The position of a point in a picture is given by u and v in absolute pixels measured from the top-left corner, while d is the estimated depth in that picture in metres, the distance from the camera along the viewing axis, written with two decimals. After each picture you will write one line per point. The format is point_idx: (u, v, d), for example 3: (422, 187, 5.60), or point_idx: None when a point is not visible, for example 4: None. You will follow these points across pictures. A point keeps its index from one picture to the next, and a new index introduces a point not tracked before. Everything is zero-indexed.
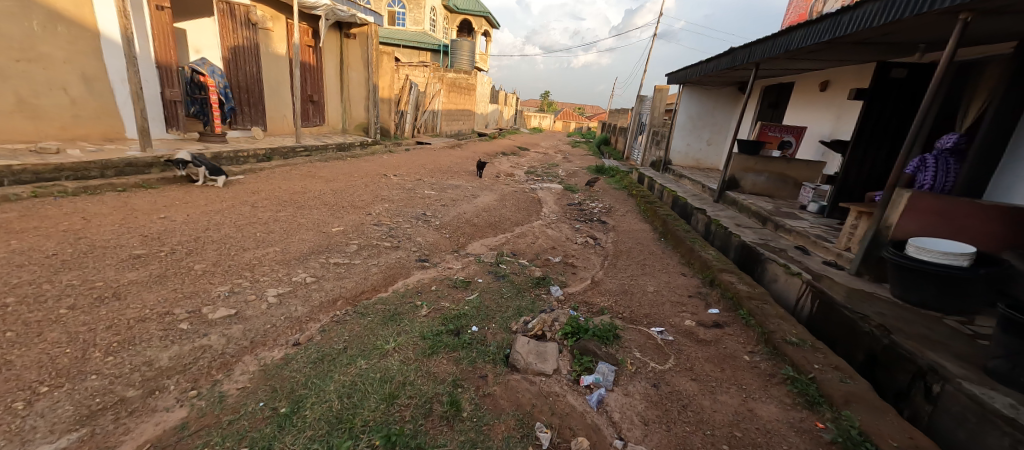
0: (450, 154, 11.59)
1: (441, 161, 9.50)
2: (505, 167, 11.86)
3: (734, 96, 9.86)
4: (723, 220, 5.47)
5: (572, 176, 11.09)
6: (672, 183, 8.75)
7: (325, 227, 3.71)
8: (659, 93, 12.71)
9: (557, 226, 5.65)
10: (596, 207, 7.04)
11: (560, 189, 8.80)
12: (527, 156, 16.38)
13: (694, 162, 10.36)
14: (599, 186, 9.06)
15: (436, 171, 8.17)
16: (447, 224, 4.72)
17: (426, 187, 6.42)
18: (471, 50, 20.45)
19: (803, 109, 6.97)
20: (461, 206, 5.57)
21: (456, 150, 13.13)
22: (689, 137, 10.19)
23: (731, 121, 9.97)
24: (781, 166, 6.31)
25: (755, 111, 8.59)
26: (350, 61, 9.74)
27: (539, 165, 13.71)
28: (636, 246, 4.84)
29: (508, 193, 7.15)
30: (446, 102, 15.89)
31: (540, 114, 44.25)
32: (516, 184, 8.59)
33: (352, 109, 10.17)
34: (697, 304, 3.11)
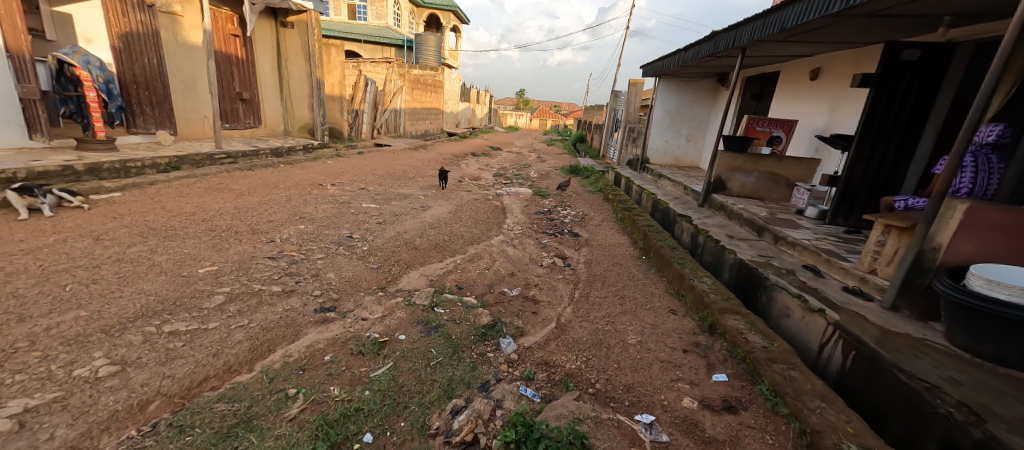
0: (410, 157, 10.58)
1: (397, 166, 8.52)
2: (472, 169, 10.92)
3: (713, 89, 9.17)
4: (713, 230, 4.69)
5: (544, 177, 10.25)
6: (651, 185, 8.00)
7: (190, 268, 2.72)
8: (633, 87, 11.98)
9: (520, 242, 4.78)
10: (567, 215, 6.20)
11: (530, 193, 7.92)
12: (499, 157, 15.47)
13: (674, 160, 9.66)
14: (572, 189, 8.23)
15: (386, 178, 7.18)
16: (378, 248, 3.78)
17: (367, 199, 5.44)
18: (437, 45, 19.38)
19: (791, 100, 6.28)
20: (403, 222, 4.63)
21: (418, 153, 12.09)
22: (668, 133, 9.47)
23: (711, 115, 9.28)
24: (773, 165, 5.58)
25: (738, 104, 7.90)
26: (289, 53, 8.67)
27: (509, 166, 12.82)
28: (612, 268, 3.99)
29: (466, 202, 6.23)
30: (409, 100, 14.82)
31: (516, 112, 43.40)
32: (479, 190, 7.67)
33: (294, 108, 9.05)
34: (697, 366, 2.27)
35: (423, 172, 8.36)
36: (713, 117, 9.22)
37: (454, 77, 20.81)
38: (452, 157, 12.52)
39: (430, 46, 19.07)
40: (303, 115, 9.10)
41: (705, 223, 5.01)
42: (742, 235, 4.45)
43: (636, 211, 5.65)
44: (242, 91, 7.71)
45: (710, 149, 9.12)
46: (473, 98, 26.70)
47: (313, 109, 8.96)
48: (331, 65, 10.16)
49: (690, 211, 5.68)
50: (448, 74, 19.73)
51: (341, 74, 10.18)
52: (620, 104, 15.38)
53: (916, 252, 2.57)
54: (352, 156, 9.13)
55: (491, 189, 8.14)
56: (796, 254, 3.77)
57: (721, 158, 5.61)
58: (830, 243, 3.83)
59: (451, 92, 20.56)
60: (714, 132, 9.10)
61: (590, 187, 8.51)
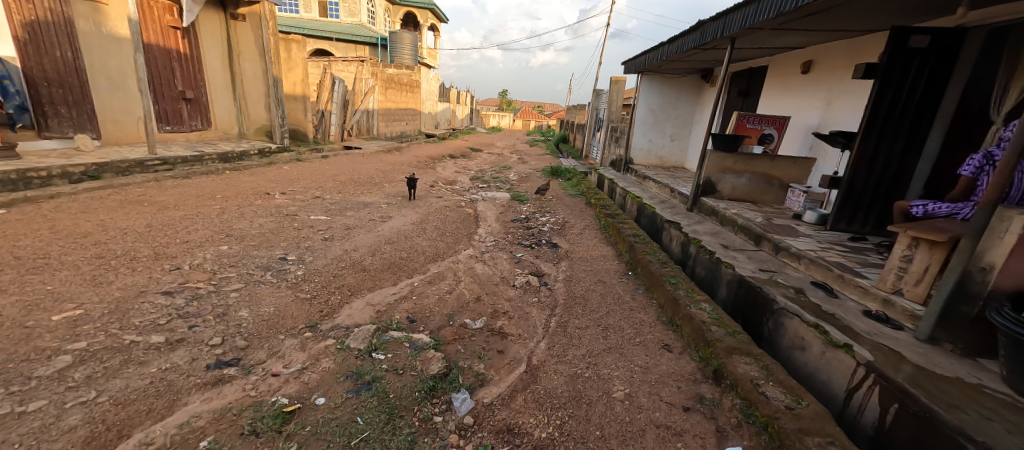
0: (380, 160, 9.92)
1: (363, 170, 7.88)
2: (447, 173, 10.31)
3: (698, 86, 8.76)
4: (705, 239, 4.22)
5: (524, 180, 9.71)
6: (635, 187, 7.53)
7: (42, 314, 2.09)
8: (615, 85, 11.55)
9: (491, 257, 4.22)
10: (545, 221, 5.67)
11: (506, 198, 7.37)
12: (478, 158, 14.89)
13: (659, 161, 9.22)
14: (552, 193, 7.71)
15: (348, 184, 6.54)
16: (318, 271, 3.18)
17: (320, 209, 4.82)
18: (413, 43, 18.71)
19: (781, 95, 5.86)
20: (356, 236, 4.02)
21: (390, 155, 11.42)
22: (652, 133, 9.04)
23: (696, 113, 8.87)
24: (766, 165, 5.13)
25: (724, 101, 7.48)
26: (241, 49, 7.97)
27: (488, 168, 12.25)
28: (594, 287, 3.47)
29: (435, 209, 5.65)
30: (382, 100, 14.13)
31: (498, 113, 42.88)
32: (452, 195, 7.08)
33: (249, 109, 8.38)
34: (704, 436, 1.77)
35: (391, 177, 7.74)
36: (698, 115, 8.80)
37: (432, 77, 20.14)
38: (427, 160, 11.89)
39: (405, 44, 18.36)
40: (260, 116, 8.43)
41: (695, 230, 4.54)
42: (738, 245, 3.98)
43: (619, 217, 5.16)
44: (184, 89, 7.06)
45: (695, 149, 8.70)
46: (453, 99, 26.03)
47: (269, 110, 8.32)
48: (292, 62, 9.46)
49: (678, 216, 5.21)
50: (425, 73, 19.06)
51: (303, 71, 9.52)
52: (603, 103, 14.96)
53: (959, 274, 2.09)
54: (314, 161, 8.44)
55: (466, 194, 7.56)
56: (801, 268, 3.31)
57: (710, 158, 5.16)
58: (838, 254, 3.38)
59: (428, 93, 19.89)
60: (700, 131, 8.68)
61: (571, 190, 8.00)
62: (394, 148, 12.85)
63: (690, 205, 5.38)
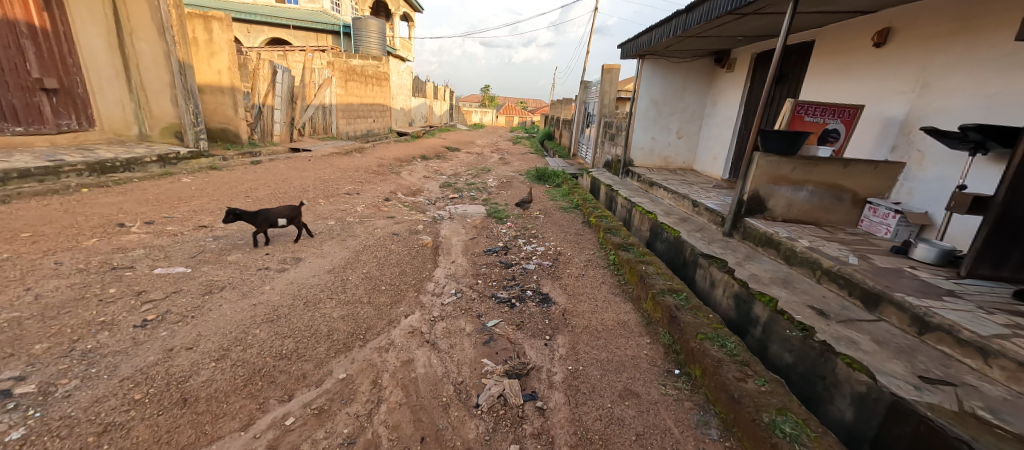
0: (329, 165, 8.20)
1: (297, 181, 6.20)
2: (411, 179, 8.64)
3: (711, 71, 7.21)
4: (775, 292, 2.72)
5: (504, 187, 8.15)
6: (641, 197, 6.01)
7: None
8: (608, 74, 10.05)
9: (446, 331, 2.64)
10: (531, 254, 4.12)
11: (481, 213, 5.80)
12: (455, 159, 13.29)
13: (665, 161, 7.73)
14: (538, 206, 6.16)
15: (265, 202, 4.91)
16: (73, 423, 1.58)
17: (185, 252, 3.16)
18: (381, 31, 16.97)
19: (838, 77, 4.36)
20: (212, 311, 2.39)
21: (346, 158, 9.66)
22: (655, 128, 7.55)
23: (708, 104, 7.34)
24: (836, 173, 3.62)
25: (756, 86, 5.96)
26: (133, 25, 6.31)
27: (463, 171, 10.61)
28: (620, 415, 1.93)
29: (375, 240, 4.03)
30: (343, 94, 12.39)
31: (480, 110, 41.24)
32: (409, 212, 5.44)
33: (150, 104, 6.68)
34: None
35: (333, 188, 6.07)
36: (711, 106, 7.27)
37: (403, 69, 18.32)
38: (390, 163, 10.17)
39: (372, 32, 16.50)
40: (164, 112, 6.76)
41: (754, 273, 3.03)
42: (835, 307, 2.48)
43: (634, 247, 3.63)
44: (42, 77, 5.56)
45: (709, 147, 7.18)
46: (429, 94, 24.23)
47: (177, 104, 6.73)
48: (215, 46, 7.88)
49: (715, 246, 3.70)
50: (395, 65, 17.26)
51: (230, 56, 7.94)
52: (592, 97, 13.42)
53: None
54: (237, 169, 6.70)
55: (428, 210, 5.92)
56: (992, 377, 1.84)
57: (759, 163, 3.64)
58: None
59: (400, 86, 18.07)
60: (713, 125, 7.16)
61: (562, 200, 6.46)
62: (353, 149, 11.09)
63: (728, 228, 3.88)
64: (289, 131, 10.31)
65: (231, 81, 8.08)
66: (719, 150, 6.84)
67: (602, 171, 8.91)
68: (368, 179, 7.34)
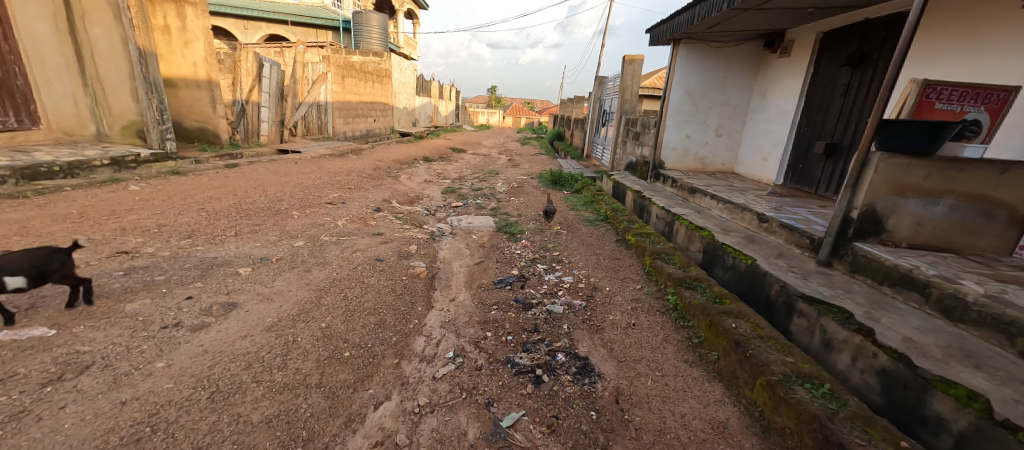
0: (317, 167, 7.26)
1: (273, 188, 5.25)
2: (410, 184, 7.66)
3: (757, 57, 6.14)
4: (973, 383, 1.69)
5: (515, 192, 7.17)
6: (682, 207, 4.98)
7: None
8: (630, 66, 9.07)
9: (436, 439, 1.66)
10: (555, 287, 3.13)
11: (488, 226, 4.82)
12: (460, 161, 12.35)
13: (702, 163, 6.67)
14: (558, 217, 5.16)
15: (221, 216, 3.97)
16: None
17: (65, 298, 2.21)
18: (383, 26, 16.10)
19: (952, 53, 3.29)
20: (42, 424, 1.44)
21: (339, 160, 8.73)
22: (691, 125, 6.51)
23: (754, 96, 6.27)
24: (988, 180, 2.57)
25: (824, 71, 4.93)
26: (86, 7, 5.43)
27: (468, 175, 9.63)
28: None
29: (350, 268, 3.05)
30: (340, 91, 11.52)
31: (487, 111, 40.34)
32: (401, 226, 4.46)
33: (108, 99, 5.82)
34: None
35: (313, 197, 5.12)
36: (758, 99, 6.19)
37: (407, 66, 17.38)
38: (388, 166, 9.21)
39: (373, 27, 15.57)
40: (125, 108, 5.91)
41: (906, 336, 2.01)
42: None
43: (703, 284, 2.65)
44: None
45: (756, 146, 6.10)
46: (434, 93, 23.33)
47: (138, 99, 5.83)
48: (189, 34, 7.00)
49: (814, 282, 2.68)
50: (398, 62, 16.33)
51: (207, 45, 7.06)
52: (609, 93, 12.39)
53: None
54: (207, 173, 5.78)
55: (425, 223, 4.93)
56: None
57: (879, 166, 2.63)
58: None
59: (403, 84, 17.15)
60: (761, 120, 6.09)
61: (585, 209, 5.46)
62: (349, 150, 10.16)
63: (827, 255, 2.86)
64: (278, 130, 9.40)
65: (207, 75, 7.19)
66: (770, 149, 5.76)
67: (626, 174, 7.89)
68: (359, 185, 6.38)
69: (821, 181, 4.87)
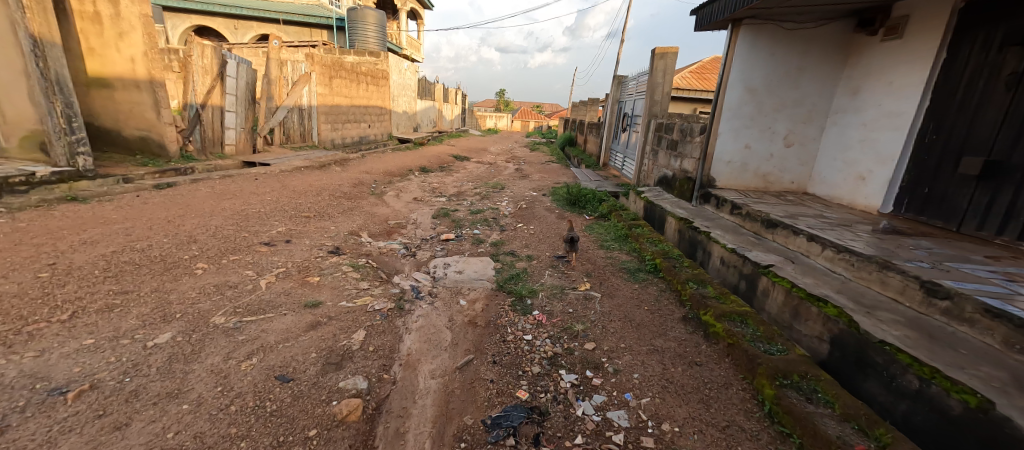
0: (281, 185, 5.93)
1: (198, 218, 3.91)
2: (395, 205, 6.29)
3: (845, 42, 4.66)
4: None
5: (525, 216, 5.74)
6: (761, 250, 3.51)
7: None
8: (662, 60, 7.62)
9: None
10: (598, 441, 1.70)
11: (485, 278, 3.40)
12: (462, 172, 10.98)
13: (766, 180, 5.18)
14: (583, 261, 3.72)
15: (71, 279, 2.58)
16: None
17: None
18: (381, 23, 14.82)
19: None
20: None
21: (315, 173, 7.41)
22: (753, 132, 5.05)
23: (839, 95, 4.79)
24: None
25: (968, 56, 3.48)
26: None
27: (469, 189, 8.24)
28: None
29: (217, 413, 1.65)
30: (326, 93, 10.23)
31: (495, 114, 39.10)
32: (357, 282, 3.06)
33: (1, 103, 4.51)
34: None
35: (250, 233, 3.76)
36: (846, 97, 4.70)
37: (407, 67, 16.13)
38: (375, 181, 7.89)
39: (369, 25, 14.29)
40: (23, 114, 4.56)
41: None
42: None
43: None
44: None
45: (845, 159, 4.60)
46: (438, 96, 22.05)
47: (37, 102, 4.52)
48: (124, 22, 5.71)
49: None
50: (396, 63, 15.04)
51: (147, 37, 5.79)
52: (630, 94, 10.93)
53: None
54: (124, 197, 4.47)
55: (397, 273, 3.52)
56: None
57: None
58: None
59: (403, 87, 15.88)
60: (852, 124, 4.59)
61: (621, 249, 4.00)
62: (332, 161, 8.84)
63: None
64: (249, 138, 8.11)
65: (149, 73, 5.91)
66: (870, 164, 4.27)
67: (661, 192, 6.41)
68: (326, 209, 5.02)
69: (968, 214, 3.39)
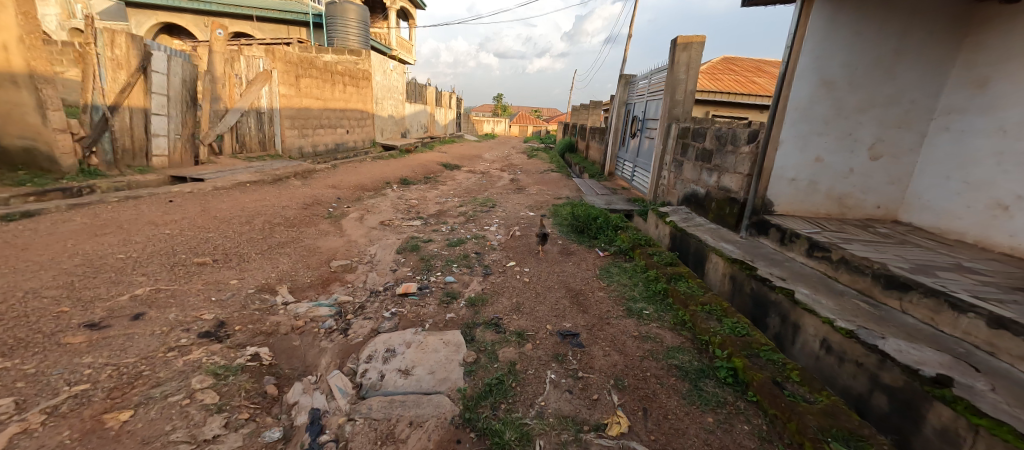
0: (200, 210, 4.56)
1: (6, 279, 2.53)
2: (353, 234, 4.91)
3: (959, 15, 3.36)
4: None
5: (517, 251, 4.38)
6: (896, 332, 2.17)
7: None
8: (685, 52, 6.31)
9: None
10: None
11: (443, 390, 2.04)
12: (450, 183, 9.62)
13: (844, 205, 3.82)
14: (605, 348, 2.35)
15: None
16: None
17: None
18: (364, 19, 13.50)
19: None
20: None
21: (261, 190, 6.02)
22: (827, 140, 3.70)
23: (952, 89, 3.47)
24: None
25: None
26: None
27: (453, 207, 6.86)
28: None
29: None
30: (292, 95, 8.88)
31: (492, 119, 37.85)
32: (203, 419, 1.69)
33: None
34: None
35: (77, 304, 2.38)
36: (963, 92, 3.39)
37: (394, 68, 14.79)
38: (339, 199, 6.52)
39: (350, 20, 12.97)
40: None
41: None
42: None
43: None
44: None
45: (968, 178, 3.28)
46: (429, 100, 20.76)
47: None
48: None
49: None
50: (381, 63, 13.71)
51: (22, 17, 4.46)
52: (641, 95, 9.62)
53: None
54: None
55: (302, 376, 2.15)
56: None
57: None
58: None
59: (389, 89, 14.54)
60: (976, 130, 3.28)
61: (660, 320, 2.62)
62: (292, 173, 7.47)
63: None
64: (188, 147, 6.74)
65: (28, 65, 4.55)
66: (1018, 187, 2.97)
67: (692, 216, 5.04)
68: (242, 247, 3.64)
69: None
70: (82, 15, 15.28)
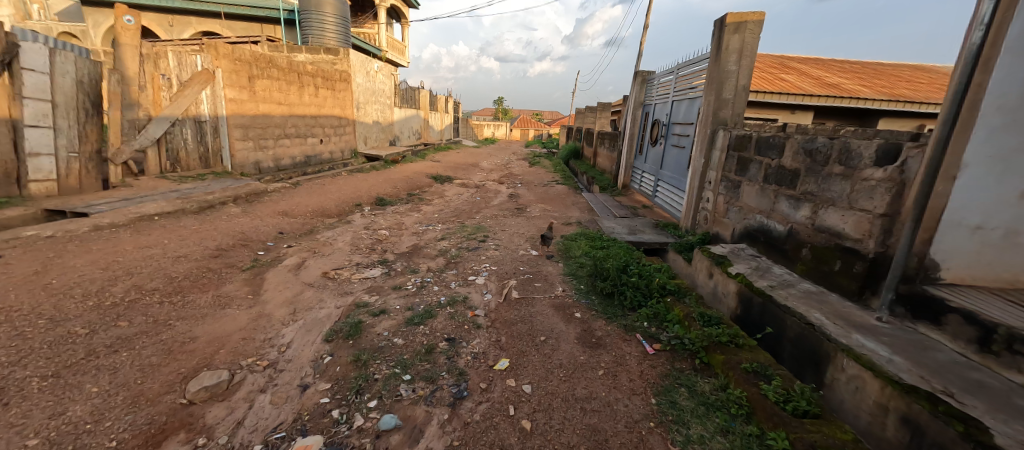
0: (32, 272, 3.02)
1: None
2: (272, 298, 3.35)
3: None
4: None
5: (513, 335, 2.82)
6: None
7: None
8: (737, 35, 4.73)
9: None
10: None
11: None
12: (437, 203, 8.06)
13: None
14: None
15: None
16: None
17: None
18: (343, 14, 11.97)
19: None
20: None
21: (170, 227, 4.48)
22: None
23: None
24: None
25: None
26: None
27: (432, 241, 5.29)
28: None
29: None
30: (242, 99, 7.34)
31: (493, 123, 36.29)
32: None
33: None
34: None
35: None
36: None
37: (380, 69, 13.28)
38: (282, 233, 4.98)
39: (326, 15, 11.45)
40: None
41: None
42: None
43: None
44: None
45: None
46: (423, 104, 19.24)
47: None
48: None
49: None
50: (364, 63, 12.16)
51: None
52: (662, 95, 8.07)
53: None
54: None
55: None
56: None
57: None
58: None
59: (374, 92, 13.01)
60: None
61: None
62: (232, 196, 5.92)
63: None
64: (91, 169, 5.25)
65: None
66: None
67: (768, 265, 3.48)
68: (25, 364, 2.11)
69: None
70: (38, 17, 13.78)
